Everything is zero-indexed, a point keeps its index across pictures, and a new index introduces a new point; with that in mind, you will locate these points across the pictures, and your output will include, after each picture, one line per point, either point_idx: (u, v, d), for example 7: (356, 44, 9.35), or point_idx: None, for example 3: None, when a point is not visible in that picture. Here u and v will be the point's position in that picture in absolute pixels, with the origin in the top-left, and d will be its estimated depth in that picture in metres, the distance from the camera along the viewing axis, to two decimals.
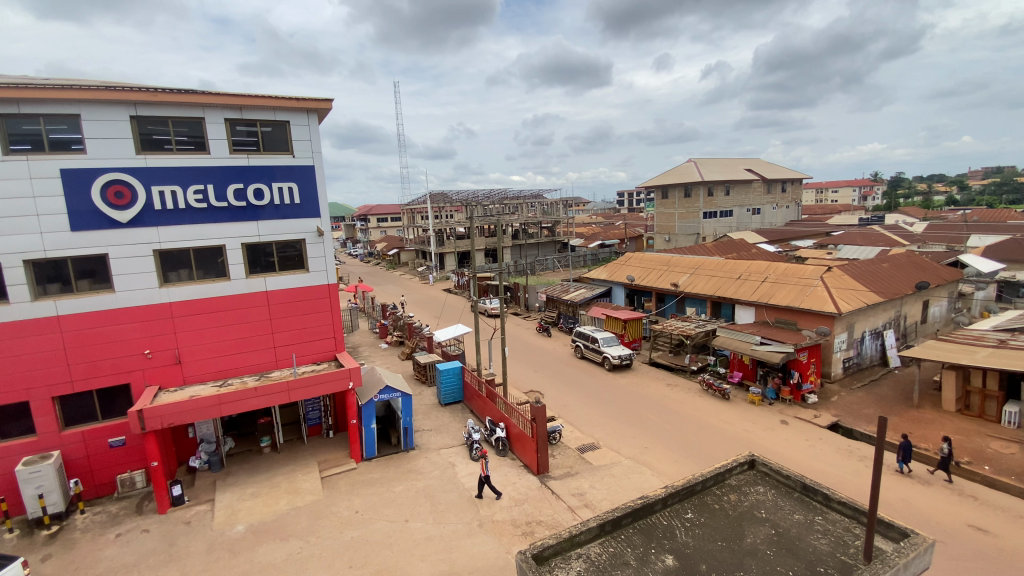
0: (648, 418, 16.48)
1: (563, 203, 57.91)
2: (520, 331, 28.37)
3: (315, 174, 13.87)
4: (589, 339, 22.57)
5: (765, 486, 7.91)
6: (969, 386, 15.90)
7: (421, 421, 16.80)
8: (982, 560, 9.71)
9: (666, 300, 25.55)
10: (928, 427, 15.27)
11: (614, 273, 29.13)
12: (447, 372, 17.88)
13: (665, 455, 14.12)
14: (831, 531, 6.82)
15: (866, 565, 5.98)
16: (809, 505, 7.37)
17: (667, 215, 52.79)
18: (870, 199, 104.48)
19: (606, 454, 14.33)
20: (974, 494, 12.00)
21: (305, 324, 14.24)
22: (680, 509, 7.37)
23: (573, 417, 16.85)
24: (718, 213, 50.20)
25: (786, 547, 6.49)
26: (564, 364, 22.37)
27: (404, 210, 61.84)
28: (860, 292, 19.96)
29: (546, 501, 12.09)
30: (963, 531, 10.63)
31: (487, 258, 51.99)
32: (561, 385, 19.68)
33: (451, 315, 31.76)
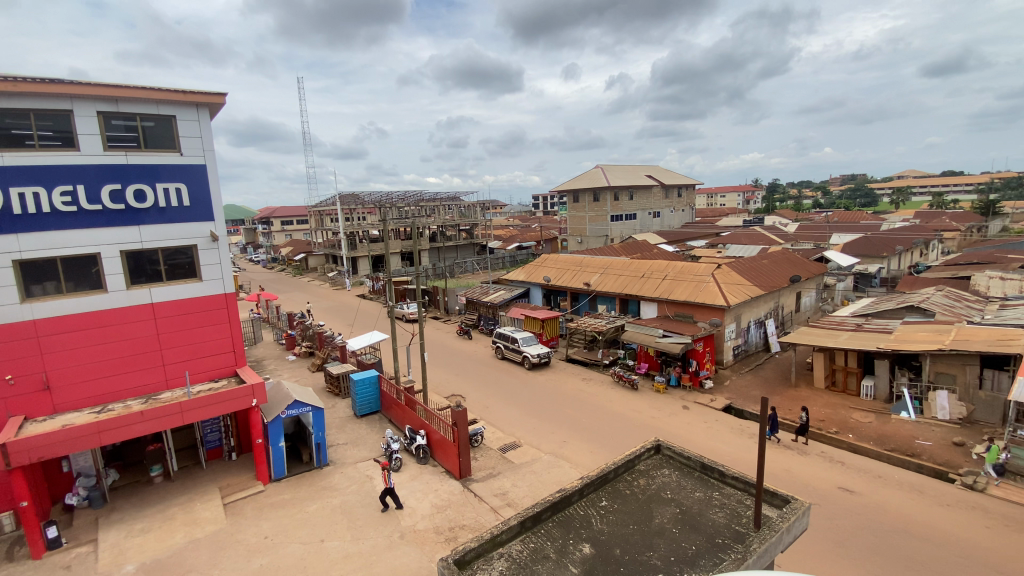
0: (566, 414, 17.08)
1: (480, 206, 58.18)
2: (439, 335, 28.07)
3: (207, 174, 12.73)
4: (508, 340, 22.91)
5: (670, 468, 8.54)
6: (834, 365, 18.29)
7: (336, 435, 16.03)
8: (848, 517, 11.23)
9: (580, 299, 26.63)
10: (804, 403, 17.36)
11: (531, 274, 29.81)
12: (363, 382, 17.24)
13: (583, 447, 14.70)
14: (727, 504, 7.52)
15: (755, 532, 6.68)
16: (708, 482, 8.09)
17: (579, 218, 55.06)
18: (753, 203, 116.62)
19: (526, 451, 14.62)
20: (840, 459, 13.85)
21: (198, 338, 12.98)
22: (596, 498, 7.72)
23: (494, 418, 16.99)
24: (624, 216, 53.41)
25: (689, 523, 7.06)
26: (484, 366, 22.50)
27: (312, 212, 58.58)
28: (746, 287, 22.20)
29: (468, 504, 12.08)
30: (832, 492, 12.23)
31: (404, 262, 50.82)
32: (481, 387, 19.76)
33: (367, 322, 30.66)
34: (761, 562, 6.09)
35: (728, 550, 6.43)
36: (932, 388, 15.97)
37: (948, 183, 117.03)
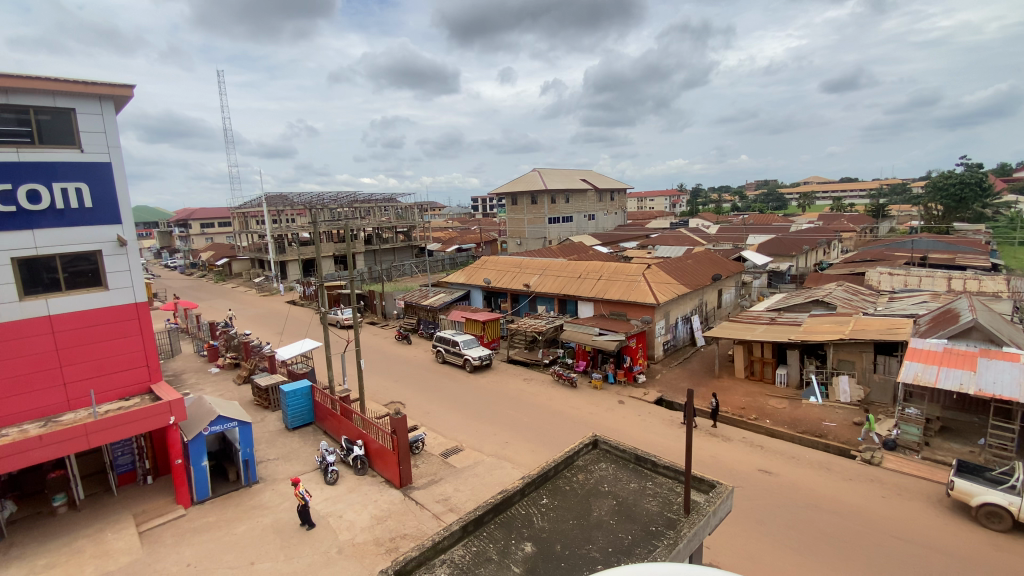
0: (507, 414, 17.21)
1: (417, 208, 57.14)
2: (376, 341, 27.32)
3: (114, 173, 11.60)
4: (449, 343, 22.74)
5: (607, 462, 8.85)
6: (752, 357, 19.75)
7: (266, 450, 15.15)
8: (767, 497, 12.18)
9: (520, 300, 26.94)
10: (727, 393, 18.61)
11: (471, 277, 29.74)
12: (294, 393, 16.42)
13: (524, 446, 14.89)
14: (659, 492, 7.92)
15: (685, 517, 7.08)
16: (642, 473, 8.47)
17: (517, 220, 55.72)
18: (679, 206, 123.52)
19: (468, 455, 14.58)
20: (759, 443, 14.98)
21: (105, 352, 11.78)
22: (536, 497, 7.85)
23: (435, 423, 16.78)
24: (560, 218, 54.69)
25: (625, 514, 7.36)
26: (425, 370, 22.17)
27: (236, 213, 55.00)
28: (674, 285, 23.47)
29: (409, 513, 11.85)
30: (753, 475, 13.21)
31: (337, 265, 48.95)
32: (421, 393, 19.46)
33: (298, 330, 29.24)
34: (691, 545, 6.47)
35: (660, 537, 6.78)
36: (836, 374, 17.67)
37: (845, 188, 130.18)
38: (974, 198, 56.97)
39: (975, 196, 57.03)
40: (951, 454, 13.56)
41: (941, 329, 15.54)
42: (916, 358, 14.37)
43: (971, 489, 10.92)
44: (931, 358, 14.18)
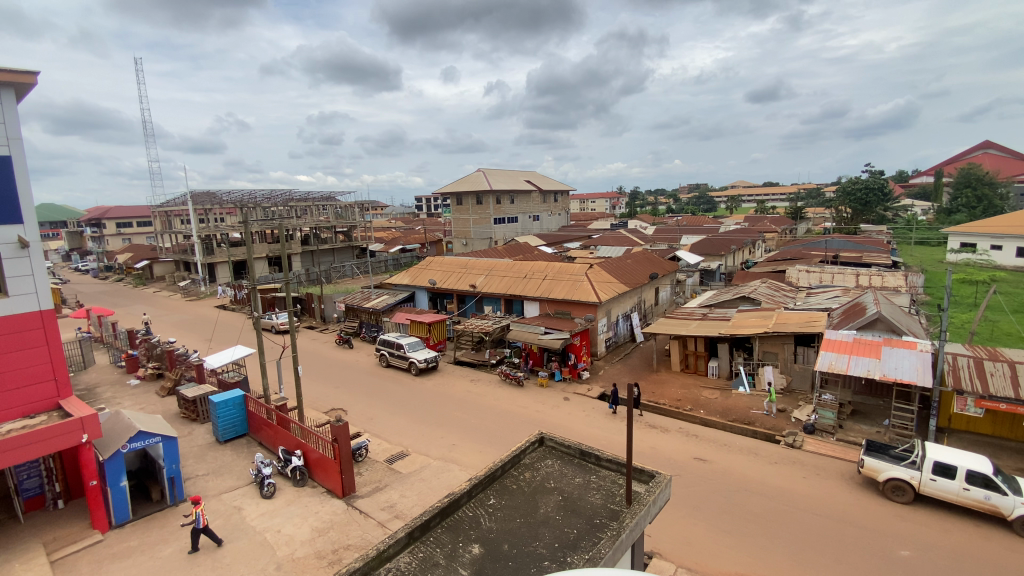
0: (453, 416, 17.08)
1: (359, 207, 54.96)
2: (316, 346, 26.23)
3: (13, 167, 10.41)
4: (393, 346, 22.23)
5: (553, 458, 9.01)
6: (687, 351, 20.80)
7: (193, 466, 14.13)
8: (703, 483, 12.86)
9: (466, 301, 26.82)
10: (665, 386, 19.46)
11: (415, 278, 29.21)
12: (225, 404, 15.45)
13: (471, 448, 14.84)
14: (603, 485, 8.16)
15: (628, 508, 7.35)
16: (586, 467, 8.70)
17: (463, 220, 55.45)
18: (619, 207, 127.81)
19: (414, 460, 14.33)
20: (695, 433, 15.79)
21: (3, 365, 10.52)
22: (483, 498, 7.85)
23: (379, 429, 16.35)
24: (505, 219, 54.96)
25: (570, 509, 7.52)
26: (367, 375, 21.55)
27: (157, 212, 50.97)
28: (615, 284, 24.24)
29: (353, 522, 11.49)
30: (691, 463, 13.91)
31: (272, 267, 46.57)
32: (365, 398, 18.91)
33: (229, 336, 27.54)
34: (633, 535, 6.72)
35: (604, 529, 6.99)
36: (761, 365, 18.98)
37: (768, 192, 140.09)
38: (876, 202, 63.14)
39: (878, 200, 63.21)
40: (861, 435, 14.91)
41: (851, 321, 17.05)
42: (831, 348, 15.70)
43: (878, 465, 12.10)
44: (843, 348, 15.55)
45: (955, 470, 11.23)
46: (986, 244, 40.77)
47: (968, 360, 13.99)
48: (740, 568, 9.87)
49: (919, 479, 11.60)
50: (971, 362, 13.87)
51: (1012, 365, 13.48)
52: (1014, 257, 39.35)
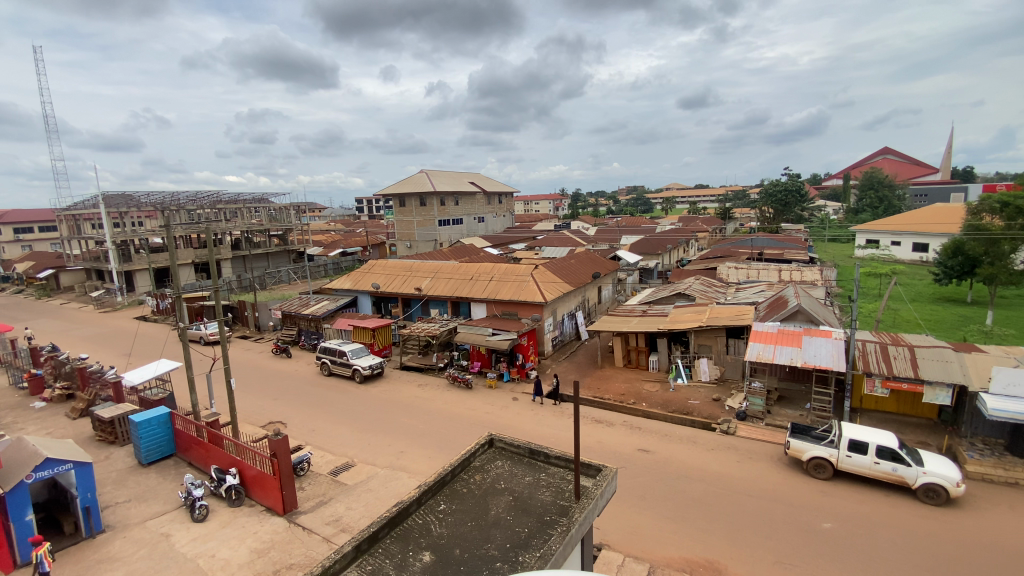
0: (401, 422, 16.72)
1: (294, 209, 52.71)
2: (250, 356, 24.79)
3: None
4: (335, 354, 21.40)
5: (502, 459, 9.03)
6: (629, 346, 21.55)
7: (112, 493, 12.91)
8: (647, 474, 13.34)
9: (411, 305, 26.34)
10: (610, 381, 20.08)
11: (358, 282, 28.33)
12: (148, 423, 14.25)
13: (419, 454, 14.58)
14: (552, 482, 8.29)
15: (576, 503, 7.49)
16: (536, 466, 8.79)
17: (405, 222, 54.53)
18: (562, 209, 130.45)
19: (360, 470, 13.88)
20: (638, 426, 16.37)
21: None
22: (433, 504, 7.74)
23: (321, 441, 15.70)
24: (450, 220, 54.58)
25: (521, 508, 7.58)
26: (308, 385, 20.63)
27: (63, 216, 46.29)
28: (560, 284, 24.68)
29: (296, 540, 10.95)
30: (635, 455, 14.41)
31: (200, 274, 43.62)
32: (305, 409, 18.11)
33: (151, 350, 25.47)
34: (582, 529, 6.86)
35: (554, 525, 7.09)
36: (697, 357, 20.01)
37: (700, 194, 148.13)
38: (794, 203, 68.35)
39: (796, 201, 68.45)
40: (787, 418, 16.07)
41: (775, 314, 18.33)
42: (758, 339, 16.79)
43: (802, 446, 13.07)
44: (769, 338, 16.67)
45: (866, 446, 12.37)
46: (887, 240, 45.17)
47: (874, 346, 15.42)
48: (682, 552, 10.34)
49: (837, 457, 12.67)
50: (877, 347, 15.30)
51: (911, 349, 15.01)
52: (910, 251, 43.86)
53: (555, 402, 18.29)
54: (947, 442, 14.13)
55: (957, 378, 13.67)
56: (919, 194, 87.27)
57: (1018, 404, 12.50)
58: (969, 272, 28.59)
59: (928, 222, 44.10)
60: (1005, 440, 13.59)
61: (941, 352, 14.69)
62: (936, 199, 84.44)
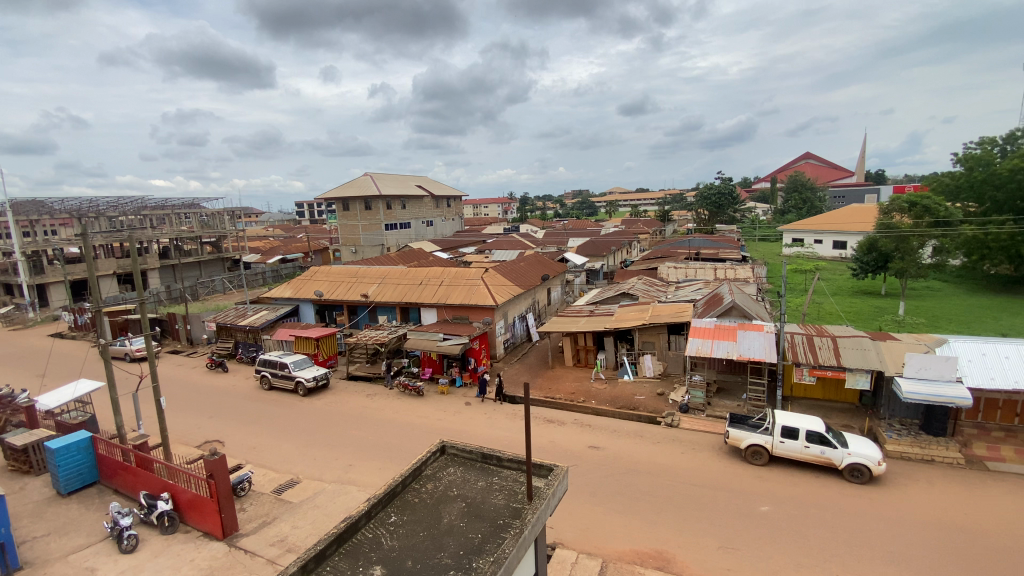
0: (349, 435, 16.18)
1: (228, 214, 49.87)
2: (182, 372, 23.20)
3: None
4: (275, 366, 20.39)
5: (455, 465, 8.94)
6: (578, 346, 21.99)
7: (25, 528, 11.68)
8: (598, 470, 13.63)
9: (358, 312, 25.62)
10: (560, 381, 20.39)
11: (299, 290, 27.19)
12: (66, 449, 13.00)
13: (369, 466, 14.16)
14: (506, 485, 8.27)
15: (529, 504, 7.52)
16: (488, 470, 8.75)
17: (349, 227, 53.06)
18: (510, 212, 131.37)
19: (307, 486, 13.31)
20: (589, 423, 16.70)
21: None
22: (384, 516, 7.53)
23: (264, 458, 14.93)
24: (397, 225, 53.62)
25: (474, 514, 7.52)
26: (247, 400, 19.57)
27: None
28: (510, 286, 24.80)
29: (238, 565, 10.33)
30: (586, 452, 14.68)
31: (123, 285, 40.43)
32: (245, 425, 17.15)
33: (67, 369, 23.30)
34: (534, 530, 6.89)
35: (508, 529, 7.08)
36: (642, 354, 20.72)
37: (642, 196, 153.64)
38: (727, 205, 72.39)
39: (728, 203, 72.52)
40: (726, 409, 16.95)
41: (713, 310, 19.30)
42: (698, 334, 17.59)
43: (741, 435, 13.79)
44: (708, 334, 17.51)
45: (797, 432, 13.24)
46: (811, 239, 48.74)
47: (801, 337, 16.54)
48: (634, 544, 10.63)
49: (772, 443, 13.47)
50: (803, 339, 16.44)
51: (834, 339, 16.21)
52: (831, 249, 47.49)
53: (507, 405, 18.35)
54: (868, 424, 15.36)
55: (875, 364, 14.89)
56: (837, 195, 94.62)
57: (927, 386, 13.75)
58: (882, 267, 31.29)
59: (846, 221, 47.88)
60: (918, 420, 14.92)
61: (860, 341, 15.96)
62: (852, 200, 91.91)
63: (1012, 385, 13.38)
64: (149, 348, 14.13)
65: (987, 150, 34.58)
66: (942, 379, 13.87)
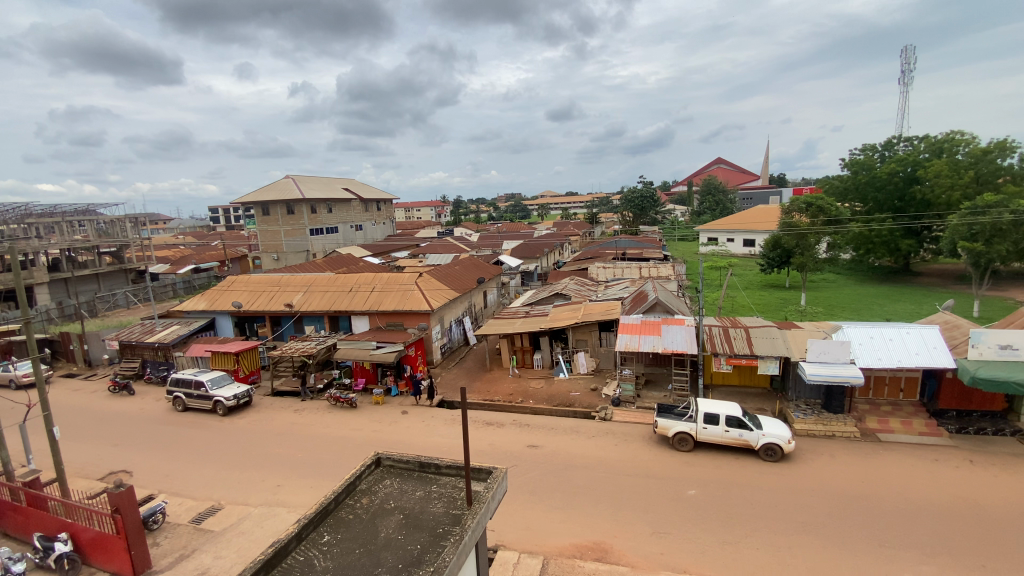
0: (276, 454, 15.26)
1: (130, 221, 44.41)
2: (78, 398, 20.79)
3: None
4: (190, 386, 18.80)
5: (391, 477, 8.70)
6: (515, 347, 22.22)
7: None
8: (537, 468, 13.84)
9: (282, 323, 24.29)
10: (498, 383, 20.47)
11: (215, 302, 25.30)
12: None
13: (299, 485, 13.44)
14: (445, 493, 8.17)
15: (468, 510, 7.48)
16: (426, 479, 8.60)
17: (270, 233, 50.18)
18: (443, 216, 130.39)
19: (230, 512, 12.41)
20: (526, 423, 16.92)
21: None
22: (316, 537, 7.19)
23: (180, 486, 13.74)
24: (323, 229, 51.40)
25: (412, 525, 7.37)
26: (158, 424, 17.91)
27: None
28: (445, 290, 24.57)
29: None
30: (524, 452, 14.86)
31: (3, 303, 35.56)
32: (156, 452, 15.68)
33: None
34: (475, 535, 6.88)
35: (447, 537, 7.00)
36: (576, 351, 21.32)
37: (572, 199, 158.12)
38: (649, 207, 76.33)
39: (650, 206, 76.53)
40: (654, 400, 17.83)
41: (639, 306, 20.24)
42: (626, 330, 18.36)
43: (668, 424, 14.56)
44: (635, 330, 18.34)
45: (718, 417, 14.21)
46: (724, 238, 52.57)
47: (718, 329, 17.75)
48: (573, 538, 10.90)
49: (696, 430, 14.36)
50: (720, 330, 17.66)
51: (747, 330, 17.58)
52: (742, 246, 51.45)
53: (445, 411, 18.15)
54: (778, 406, 16.80)
55: (782, 351, 16.33)
56: (746, 198, 102.75)
57: (827, 368, 15.27)
58: (785, 262, 34.36)
59: (754, 221, 52.11)
60: (820, 400, 16.58)
61: (769, 330, 17.42)
62: (758, 201, 100.01)
63: (896, 364, 15.19)
64: (36, 373, 12.41)
65: (868, 156, 38.97)
66: (839, 361, 15.45)
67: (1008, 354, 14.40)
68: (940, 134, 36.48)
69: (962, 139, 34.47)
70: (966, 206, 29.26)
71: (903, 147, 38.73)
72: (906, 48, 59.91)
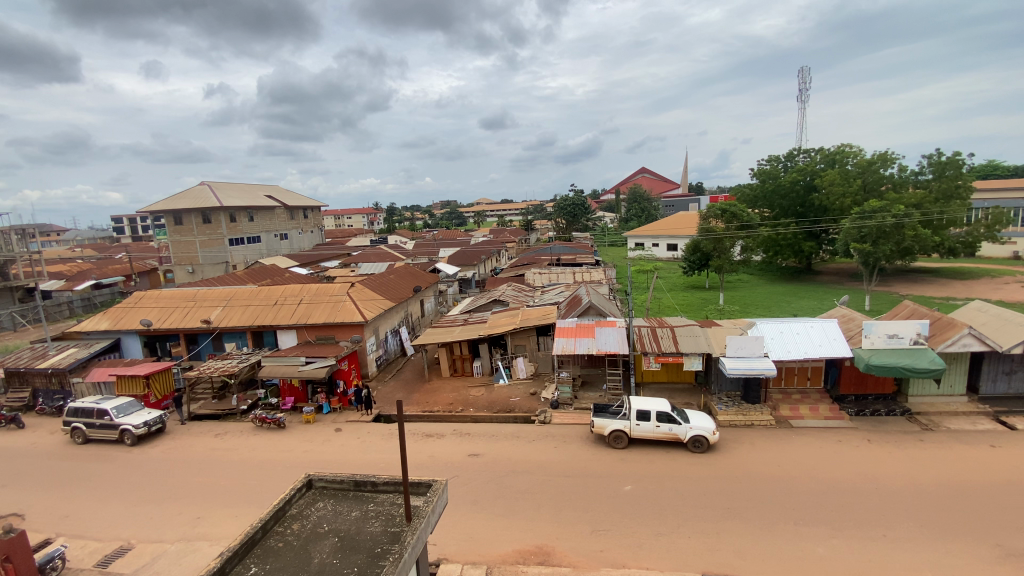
0: (195, 483, 14.11)
1: (14, 232, 37.44)
2: None
3: None
4: (91, 415, 16.93)
5: (324, 499, 8.34)
6: (454, 356, 22.06)
7: None
8: (478, 477, 13.80)
9: (199, 341, 22.60)
10: (437, 393, 20.18)
11: (120, 320, 23.05)
12: None
13: (223, 515, 12.49)
14: (382, 511, 7.92)
15: (407, 526, 7.32)
16: (362, 498, 8.31)
17: (183, 244, 46.46)
18: (377, 224, 127.62)
19: (142, 551, 11.33)
20: (466, 432, 16.84)
21: None
22: (243, 569, 6.74)
23: (83, 526, 12.34)
24: (244, 239, 48.39)
25: (348, 547, 7.10)
26: (52, 459, 15.96)
27: None
28: (379, 300, 23.94)
29: None
30: (465, 461, 14.78)
31: None
32: (51, 491, 13.97)
33: None
34: (415, 551, 6.74)
35: (385, 557, 6.80)
36: (514, 357, 21.54)
37: (507, 206, 159.53)
38: (581, 214, 78.85)
39: (582, 213, 79.12)
40: (590, 401, 18.40)
41: (573, 310, 20.79)
42: (562, 334, 18.82)
43: (604, 423, 15.05)
44: (570, 333, 18.81)
45: (649, 413, 14.93)
46: (650, 243, 55.43)
47: (647, 329, 18.62)
48: (516, 545, 10.97)
49: (629, 427, 14.97)
50: (648, 331, 18.53)
51: (672, 329, 18.57)
52: (666, 251, 54.45)
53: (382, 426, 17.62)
54: (703, 399, 17.93)
55: (704, 348, 17.43)
56: (669, 205, 108.89)
57: (744, 362, 16.48)
58: (704, 264, 36.77)
59: (677, 226, 55.39)
60: (740, 391, 17.83)
61: (693, 329, 18.50)
62: (680, 208, 106.01)
63: (803, 355, 16.73)
64: None
65: (773, 166, 42.56)
66: (754, 355, 16.70)
67: (895, 342, 16.20)
68: (833, 146, 40.60)
69: (850, 152, 38.58)
70: (856, 211, 32.60)
71: (802, 158, 42.78)
72: (802, 70, 65.92)
